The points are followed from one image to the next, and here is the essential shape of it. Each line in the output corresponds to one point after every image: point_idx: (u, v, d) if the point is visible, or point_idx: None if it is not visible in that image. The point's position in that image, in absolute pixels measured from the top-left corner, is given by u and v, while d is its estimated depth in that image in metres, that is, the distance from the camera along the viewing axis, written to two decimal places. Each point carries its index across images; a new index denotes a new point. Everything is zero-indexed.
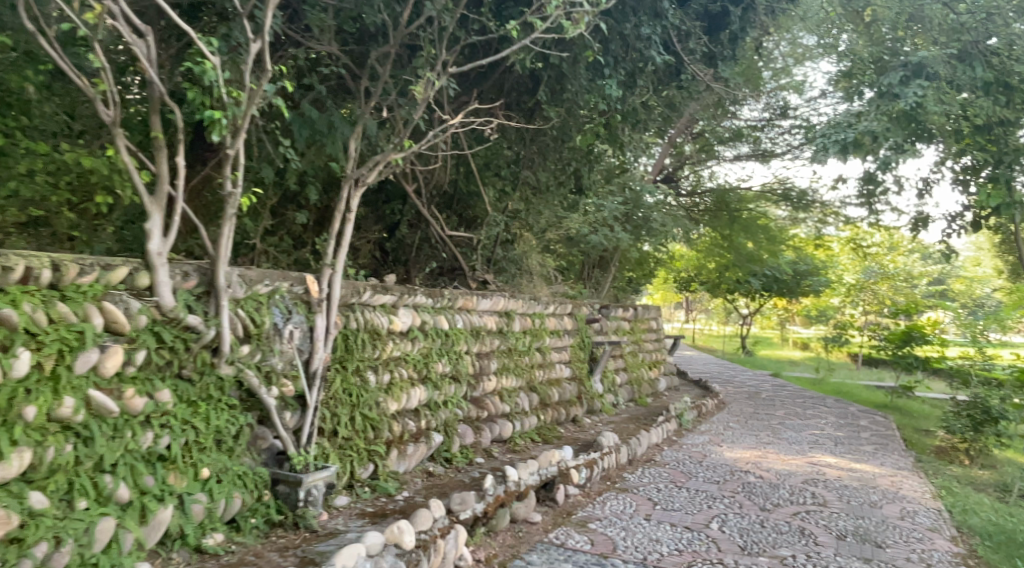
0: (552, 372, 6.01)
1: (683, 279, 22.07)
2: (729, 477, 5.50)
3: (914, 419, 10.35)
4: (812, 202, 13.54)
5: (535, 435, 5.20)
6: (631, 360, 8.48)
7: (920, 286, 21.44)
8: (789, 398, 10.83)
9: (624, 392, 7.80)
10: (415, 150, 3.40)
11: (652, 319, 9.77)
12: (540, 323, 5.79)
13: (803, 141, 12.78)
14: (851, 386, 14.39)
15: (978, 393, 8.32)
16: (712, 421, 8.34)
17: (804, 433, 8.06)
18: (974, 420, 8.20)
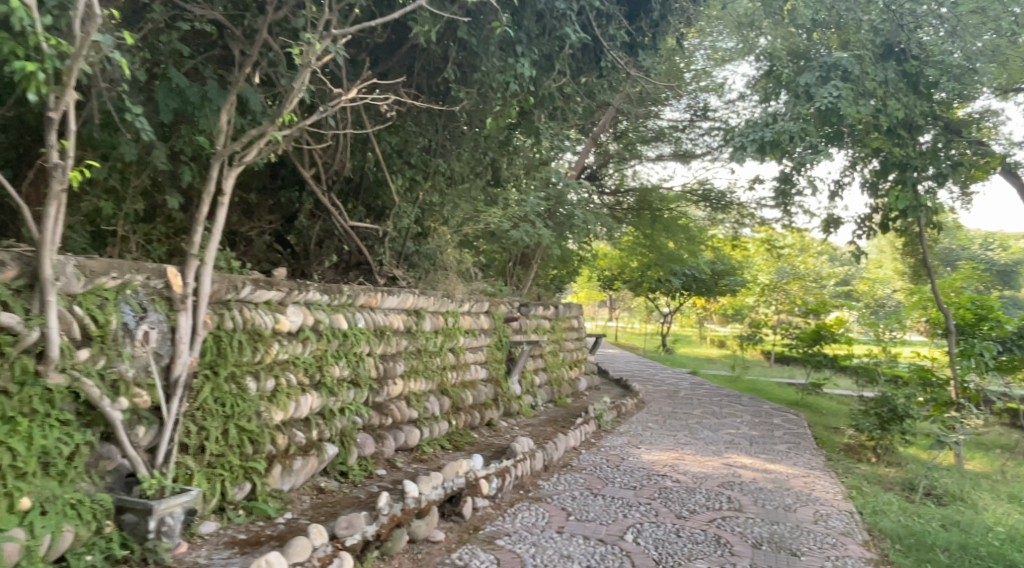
0: (466, 374, 5.69)
1: (606, 278, 22.13)
2: (648, 482, 5.25)
3: (827, 417, 10.44)
4: (730, 202, 13.66)
5: (446, 442, 4.86)
6: (552, 360, 8.24)
7: (828, 287, 22.18)
8: (708, 397, 10.81)
9: (543, 393, 7.54)
10: (301, 125, 2.97)
11: (573, 317, 9.56)
12: (453, 321, 5.44)
13: (722, 142, 12.84)
14: (766, 384, 14.57)
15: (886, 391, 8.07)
16: (631, 421, 8.16)
17: (721, 433, 7.97)
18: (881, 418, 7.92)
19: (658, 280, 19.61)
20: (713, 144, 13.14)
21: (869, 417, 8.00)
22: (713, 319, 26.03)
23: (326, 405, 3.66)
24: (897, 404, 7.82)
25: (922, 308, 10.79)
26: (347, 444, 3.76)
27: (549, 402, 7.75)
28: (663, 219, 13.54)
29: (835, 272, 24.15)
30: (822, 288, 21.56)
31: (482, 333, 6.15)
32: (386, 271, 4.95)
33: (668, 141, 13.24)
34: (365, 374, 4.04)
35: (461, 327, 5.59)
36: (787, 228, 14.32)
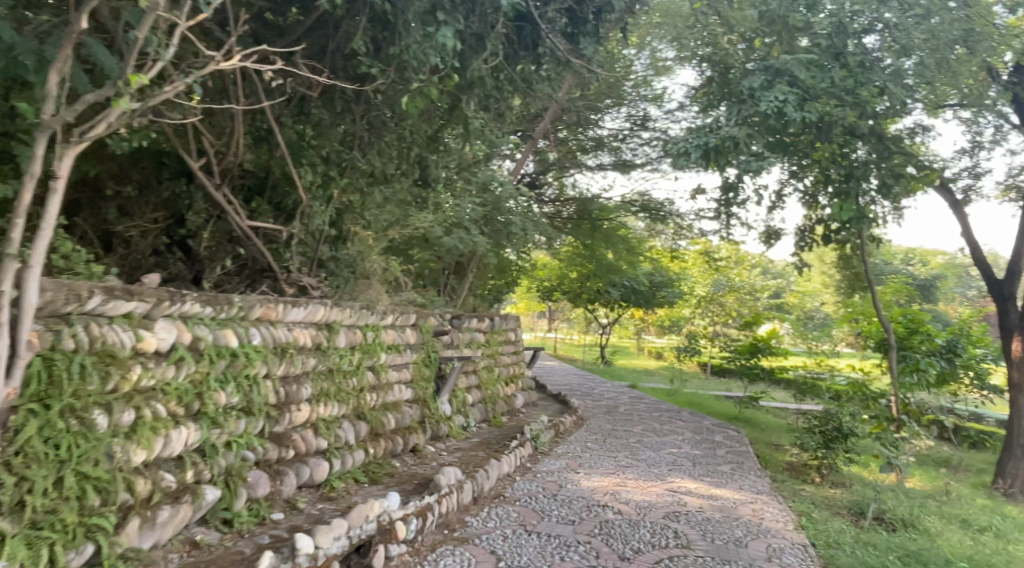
0: (388, 396, 5.11)
1: (545, 289, 21.73)
2: (588, 515, 4.74)
3: (767, 432, 10.13)
4: (670, 213, 13.34)
5: (360, 476, 4.30)
6: (486, 377, 7.71)
7: (761, 300, 22.20)
8: (649, 413, 10.42)
9: (476, 412, 6.99)
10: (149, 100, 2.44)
11: (510, 330, 9.04)
12: (374, 337, 4.87)
13: (662, 153, 12.54)
14: (705, 397, 14.29)
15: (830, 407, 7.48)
16: (569, 440, 7.66)
17: (663, 452, 7.52)
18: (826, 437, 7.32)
19: (597, 291, 19.28)
20: (652, 154, 12.83)
21: (812, 434, 7.36)
22: (650, 331, 25.90)
23: (206, 441, 3.08)
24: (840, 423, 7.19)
25: (859, 320, 10.60)
26: (234, 484, 3.20)
27: (483, 422, 7.21)
28: (602, 228, 13.18)
29: (770, 284, 24.25)
30: (756, 300, 21.56)
31: (408, 350, 5.58)
32: (293, 279, 4.40)
33: (608, 150, 12.88)
34: (260, 401, 3.45)
35: (383, 344, 5.02)
36: (725, 240, 14.16)
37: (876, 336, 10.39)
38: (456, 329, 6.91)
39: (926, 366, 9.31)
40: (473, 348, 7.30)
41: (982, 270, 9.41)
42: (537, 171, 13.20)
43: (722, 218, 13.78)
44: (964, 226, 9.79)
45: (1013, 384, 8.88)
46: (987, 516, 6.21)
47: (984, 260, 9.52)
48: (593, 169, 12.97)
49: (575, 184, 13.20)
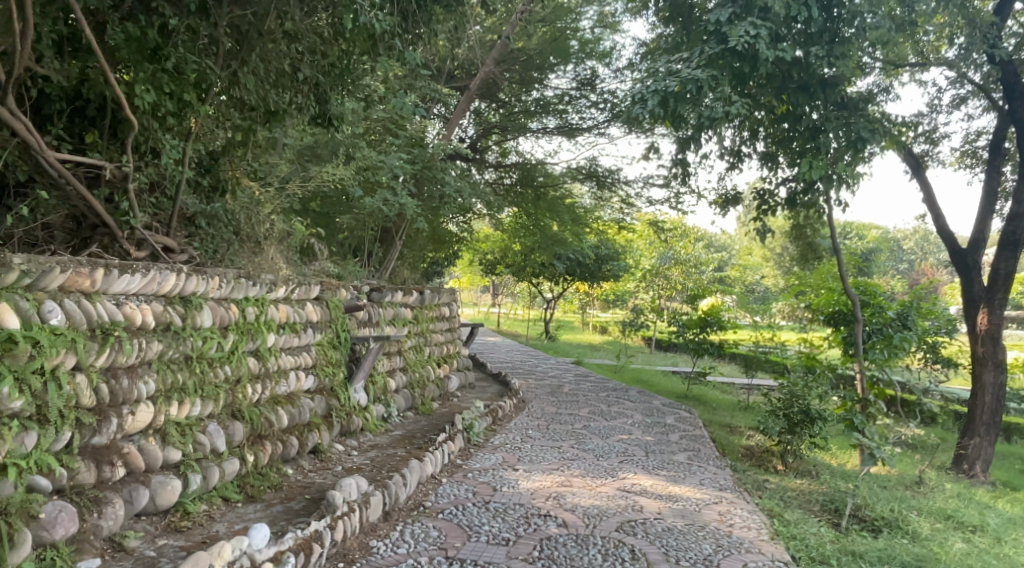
0: (279, 387, 4.14)
1: (487, 261, 20.74)
2: (524, 532, 3.86)
3: (720, 411, 9.37)
4: (617, 180, 12.48)
5: (229, 494, 3.39)
6: (413, 358, 6.73)
7: (707, 273, 21.64)
8: (595, 393, 9.61)
9: (399, 400, 6.04)
10: None
11: (444, 305, 8.09)
12: (257, 314, 3.89)
13: (610, 116, 11.67)
14: (652, 374, 13.57)
15: (793, 386, 6.52)
16: (507, 428, 6.75)
17: (612, 440, 6.67)
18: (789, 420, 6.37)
19: (541, 263, 18.39)
20: (599, 118, 11.91)
21: (775, 417, 6.41)
22: (596, 305, 25.19)
23: None
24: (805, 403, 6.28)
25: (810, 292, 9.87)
26: (9, 528, 2.34)
27: (408, 410, 6.27)
28: (547, 196, 12.23)
29: (716, 257, 23.70)
30: (701, 273, 21.03)
31: (309, 328, 4.60)
32: (138, 237, 3.50)
33: (552, 113, 11.90)
34: (60, 405, 2.55)
35: (271, 323, 4.04)
36: (674, 210, 13.40)
37: (829, 308, 9.62)
38: (377, 304, 5.92)
39: (900, 340, 8.50)
40: (397, 324, 6.30)
41: (945, 236, 8.77)
42: (476, 135, 12.11)
43: (672, 186, 12.99)
44: (926, 191, 9.11)
45: (978, 359, 8.07)
46: (971, 507, 5.53)
47: (948, 228, 8.90)
48: (536, 133, 12.01)
49: (518, 148, 12.22)
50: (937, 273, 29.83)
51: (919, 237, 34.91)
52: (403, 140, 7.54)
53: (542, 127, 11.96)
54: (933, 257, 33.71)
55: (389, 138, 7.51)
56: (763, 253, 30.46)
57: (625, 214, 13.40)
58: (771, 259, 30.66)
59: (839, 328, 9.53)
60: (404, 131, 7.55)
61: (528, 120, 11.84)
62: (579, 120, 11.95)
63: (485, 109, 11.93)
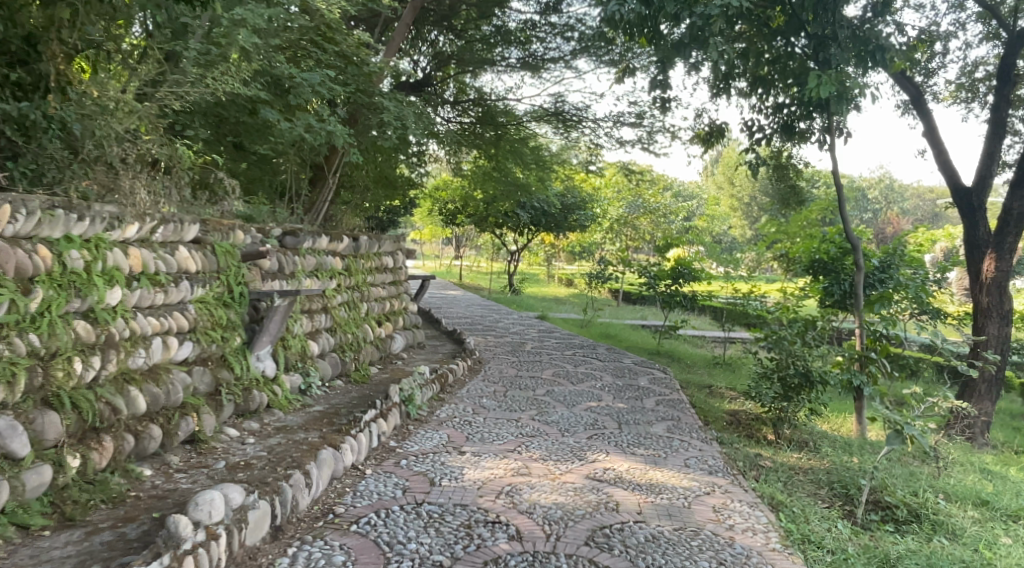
0: (132, 361, 3.08)
1: (447, 211, 19.50)
2: (464, 553, 2.90)
3: (695, 370, 8.42)
4: (585, 118, 11.35)
5: (29, 521, 2.47)
6: (345, 316, 5.64)
7: (676, 222, 20.70)
8: (560, 351, 8.63)
9: (323, 367, 4.99)
10: None
11: (386, 254, 6.99)
12: (87, 262, 2.84)
13: (577, 44, 10.51)
14: (622, 328, 12.63)
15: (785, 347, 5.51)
16: (456, 397, 5.72)
17: (580, 408, 5.69)
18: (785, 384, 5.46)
19: (503, 212, 17.30)
20: (565, 51, 10.71)
21: (767, 381, 5.51)
22: (561, 257, 24.15)
23: None
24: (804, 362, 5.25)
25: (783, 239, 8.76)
26: None
27: (335, 379, 5.21)
28: (508, 136, 11.02)
29: (683, 205, 22.72)
30: (670, 223, 20.09)
31: (184, 280, 3.52)
32: None
33: (515, 44, 10.70)
34: None
35: (114, 274, 2.97)
36: (647, 151, 12.33)
37: (807, 257, 8.58)
38: (291, 251, 4.81)
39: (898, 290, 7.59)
40: (321, 275, 5.20)
41: (946, 173, 7.88)
42: (433, 66, 11.13)
43: (645, 124, 11.91)
44: (927, 124, 8.17)
45: (982, 309, 7.14)
46: (1002, 487, 4.67)
47: (950, 165, 7.98)
48: (498, 67, 10.81)
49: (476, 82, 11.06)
50: (903, 222, 29.29)
51: (884, 186, 34.31)
52: (333, 56, 6.47)
53: (503, 59, 10.75)
54: (897, 206, 33.22)
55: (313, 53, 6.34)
56: (730, 204, 29.58)
57: (594, 163, 12.25)
58: (739, 209, 29.83)
59: (817, 277, 8.57)
60: (333, 47, 6.41)
61: (488, 52, 10.66)
62: (544, 51, 10.76)
63: (442, 41, 11.01)
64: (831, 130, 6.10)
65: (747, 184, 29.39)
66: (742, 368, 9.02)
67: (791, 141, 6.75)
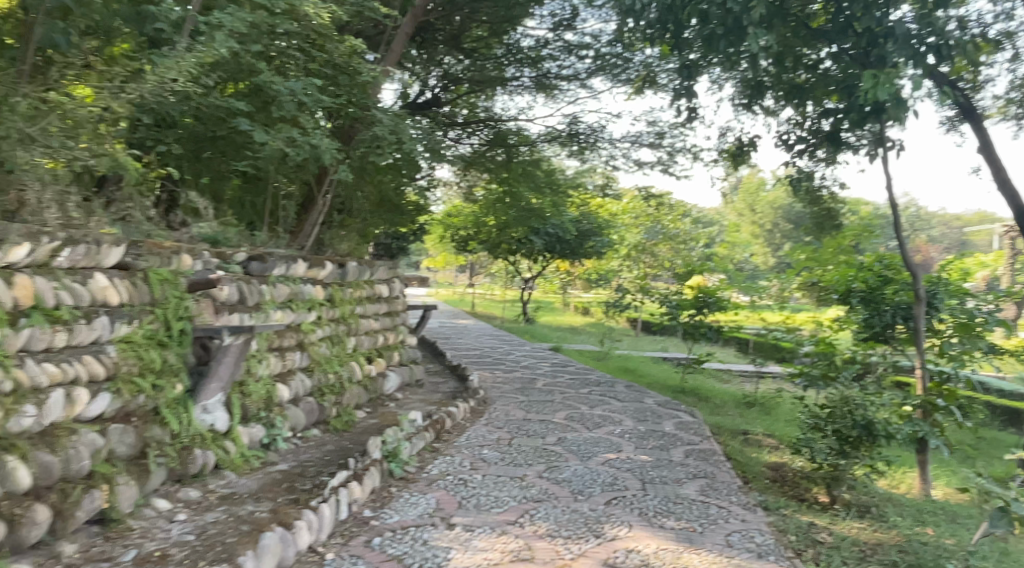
0: (15, 422, 2.40)
1: (460, 237, 18.82)
2: None
3: (723, 410, 7.61)
4: (602, 140, 10.60)
5: None
6: (328, 354, 4.92)
7: (696, 250, 20.01)
8: (575, 389, 7.85)
9: (295, 416, 4.26)
10: None
11: (379, 282, 6.28)
12: None
13: (594, 62, 9.85)
14: (642, 362, 11.81)
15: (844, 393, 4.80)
16: (454, 448, 4.98)
17: (595, 462, 4.91)
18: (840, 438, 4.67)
19: (516, 238, 16.61)
20: (581, 72, 10.02)
21: (820, 436, 4.70)
22: (578, 286, 23.41)
23: None
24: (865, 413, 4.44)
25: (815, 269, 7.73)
26: None
27: (311, 428, 4.49)
28: (519, 158, 10.38)
29: (703, 232, 21.96)
30: (689, 250, 19.40)
31: (102, 315, 2.81)
32: None
33: (527, 62, 10.05)
34: None
35: None
36: (667, 174, 11.62)
37: (842, 286, 7.46)
38: (257, 280, 4.11)
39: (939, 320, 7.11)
40: (296, 307, 4.48)
41: (1004, 192, 7.09)
42: (442, 87, 10.40)
43: (665, 144, 11.23)
44: (981, 139, 7.38)
45: None
46: None
47: (1009, 186, 7.20)
48: (510, 87, 10.19)
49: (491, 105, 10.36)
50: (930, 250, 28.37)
51: (908, 213, 33.27)
52: (322, 62, 5.80)
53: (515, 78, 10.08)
54: (922, 234, 32.20)
55: (299, 60, 5.66)
56: (751, 231, 28.82)
57: (610, 187, 11.54)
58: (760, 236, 29.08)
59: (849, 307, 7.48)
60: (323, 55, 5.74)
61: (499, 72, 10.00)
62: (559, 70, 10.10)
63: (451, 62, 10.17)
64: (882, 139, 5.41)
65: (768, 211, 28.63)
66: (774, 409, 8.20)
67: (836, 153, 5.99)
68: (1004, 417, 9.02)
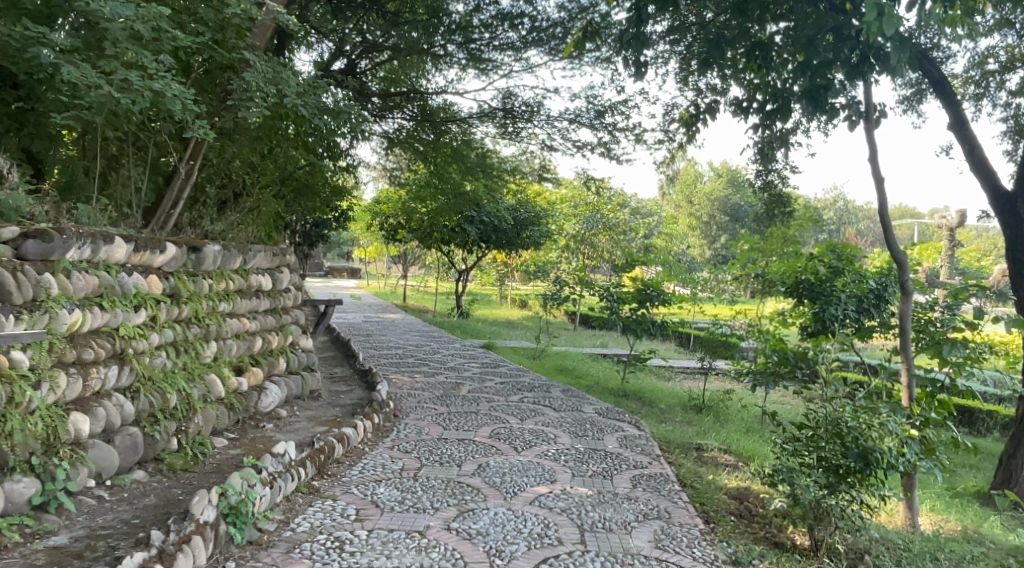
0: None
1: (389, 225, 17.49)
2: None
3: (671, 418, 6.62)
4: (535, 116, 9.38)
5: None
6: (168, 366, 3.75)
7: (634, 241, 19.15)
8: (503, 396, 6.74)
9: (101, 455, 3.11)
10: None
11: (259, 272, 5.08)
12: None
13: (534, 35, 8.64)
14: (580, 360, 10.80)
15: (835, 407, 3.60)
16: (339, 486, 3.85)
17: (521, 499, 3.81)
18: (832, 468, 3.45)
19: (447, 226, 15.40)
20: (516, 43, 8.73)
21: (805, 469, 3.49)
22: (514, 277, 22.29)
23: None
24: (861, 446, 3.40)
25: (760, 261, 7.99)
26: None
27: (133, 470, 3.34)
28: (448, 139, 9.26)
29: (642, 222, 21.10)
30: (627, 241, 18.54)
31: None
32: None
33: (456, 30, 8.62)
34: None
35: None
36: (607, 156, 10.62)
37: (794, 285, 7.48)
38: (36, 270, 2.95)
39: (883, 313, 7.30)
40: (111, 305, 3.32)
41: (980, 178, 5.54)
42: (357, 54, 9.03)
43: (606, 123, 10.25)
44: (954, 114, 5.75)
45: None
46: None
47: None
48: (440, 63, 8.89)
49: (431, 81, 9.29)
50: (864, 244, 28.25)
51: (842, 206, 33.06)
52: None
53: (448, 56, 8.81)
54: (855, 226, 32.12)
55: None
56: (688, 222, 28.12)
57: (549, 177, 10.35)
58: (696, 227, 28.45)
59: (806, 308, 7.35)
60: None
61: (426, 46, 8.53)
62: (496, 49, 8.91)
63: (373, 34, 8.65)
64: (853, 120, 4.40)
65: (706, 203, 27.97)
66: (727, 415, 7.25)
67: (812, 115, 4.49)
68: (960, 417, 8.35)
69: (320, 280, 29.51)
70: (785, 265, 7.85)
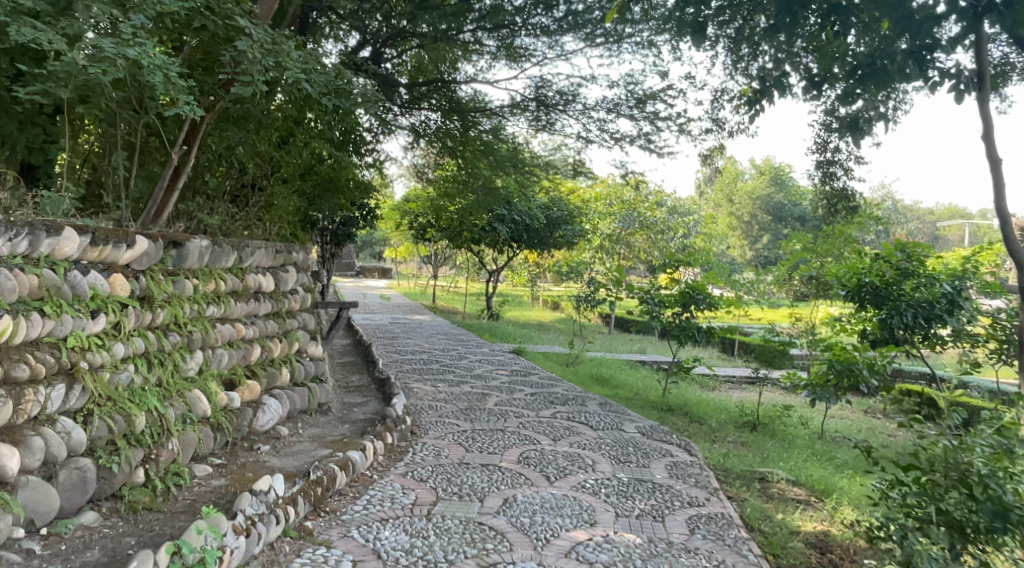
0: None
1: (418, 224, 16.86)
2: None
3: (723, 438, 5.89)
4: (572, 107, 8.65)
5: None
6: (138, 383, 3.15)
7: (672, 241, 18.37)
8: (534, 410, 6.06)
9: (33, 496, 2.61)
10: None
11: (259, 271, 4.47)
12: None
13: (574, 20, 7.86)
14: (617, 367, 10.07)
15: (957, 444, 2.82)
16: (338, 528, 3.22)
17: (561, 551, 3.15)
18: (958, 526, 2.73)
19: (478, 224, 14.74)
20: (550, 27, 7.95)
21: (920, 529, 2.76)
22: (547, 278, 21.59)
23: None
24: (996, 500, 2.64)
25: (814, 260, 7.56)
26: None
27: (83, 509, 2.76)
28: (477, 130, 8.57)
29: (680, 222, 20.27)
30: (665, 241, 17.79)
31: None
32: None
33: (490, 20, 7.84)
34: None
35: None
36: (646, 148, 9.89)
37: (852, 282, 7.01)
38: None
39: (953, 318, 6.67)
40: (56, 311, 2.75)
41: None
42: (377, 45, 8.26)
43: (647, 112, 9.51)
44: None
45: None
46: None
47: None
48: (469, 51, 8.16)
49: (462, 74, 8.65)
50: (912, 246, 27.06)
51: (888, 206, 31.80)
52: None
53: (478, 44, 8.13)
54: (903, 227, 30.87)
55: None
56: (728, 222, 27.22)
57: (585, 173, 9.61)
58: (736, 228, 27.48)
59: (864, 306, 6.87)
60: None
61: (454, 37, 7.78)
62: (529, 35, 8.18)
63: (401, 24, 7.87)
64: (965, 90, 3.51)
65: (746, 202, 27.05)
66: (785, 435, 6.49)
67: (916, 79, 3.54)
68: None
69: (350, 280, 29.01)
70: (845, 266, 7.06)
